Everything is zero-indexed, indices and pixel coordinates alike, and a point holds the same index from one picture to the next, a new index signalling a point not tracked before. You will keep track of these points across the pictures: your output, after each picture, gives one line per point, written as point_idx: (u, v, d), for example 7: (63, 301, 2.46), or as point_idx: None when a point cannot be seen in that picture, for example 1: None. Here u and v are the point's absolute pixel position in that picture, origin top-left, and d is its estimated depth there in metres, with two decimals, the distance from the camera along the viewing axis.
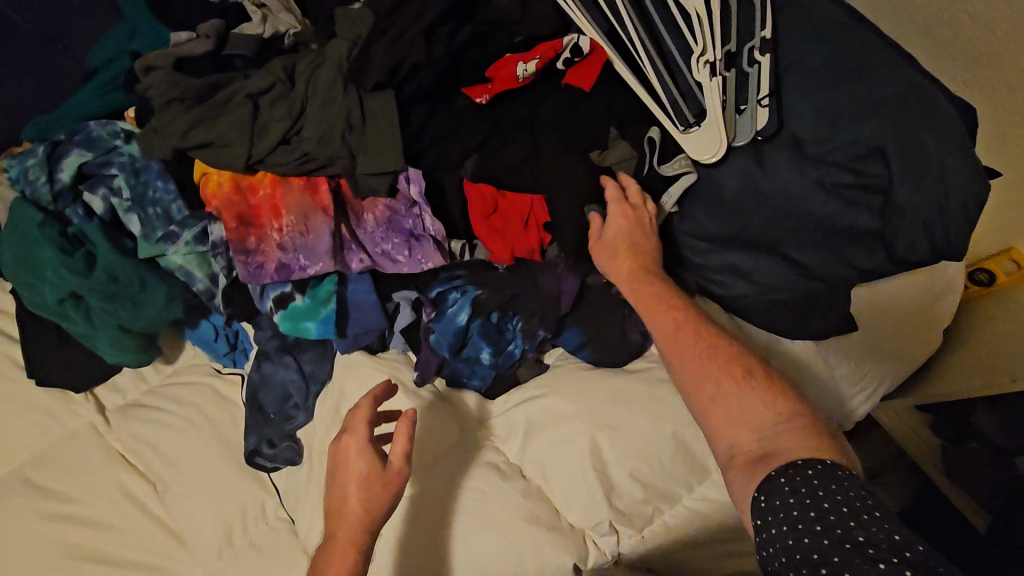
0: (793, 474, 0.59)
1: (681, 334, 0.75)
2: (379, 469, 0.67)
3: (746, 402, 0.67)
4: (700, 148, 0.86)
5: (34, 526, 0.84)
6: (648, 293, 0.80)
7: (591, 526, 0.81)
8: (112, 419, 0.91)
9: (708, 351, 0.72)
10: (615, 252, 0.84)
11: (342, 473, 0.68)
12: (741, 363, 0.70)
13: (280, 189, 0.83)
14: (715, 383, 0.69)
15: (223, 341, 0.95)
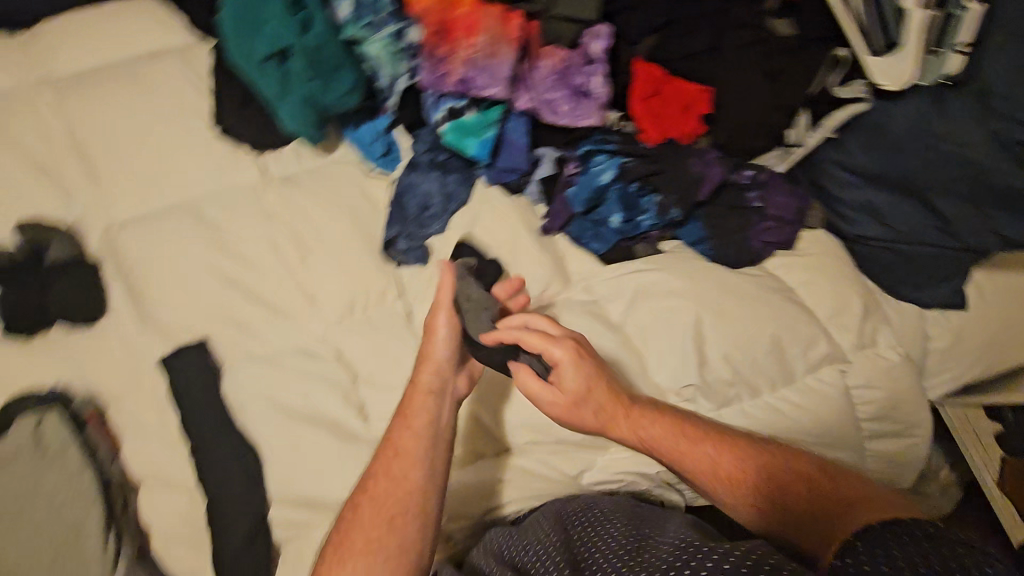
0: (883, 536, 0.55)
1: (701, 452, 0.76)
2: (454, 322, 0.80)
3: (807, 497, 0.70)
4: (884, 74, 0.86)
5: (196, 246, 0.96)
6: (657, 421, 0.78)
7: (676, 387, 0.87)
8: (272, 183, 1.02)
9: (741, 461, 0.75)
10: (579, 403, 0.78)
11: (423, 356, 0.80)
12: (751, 452, 0.75)
13: (481, 11, 0.91)
14: (752, 485, 0.73)
15: (380, 145, 1.03)
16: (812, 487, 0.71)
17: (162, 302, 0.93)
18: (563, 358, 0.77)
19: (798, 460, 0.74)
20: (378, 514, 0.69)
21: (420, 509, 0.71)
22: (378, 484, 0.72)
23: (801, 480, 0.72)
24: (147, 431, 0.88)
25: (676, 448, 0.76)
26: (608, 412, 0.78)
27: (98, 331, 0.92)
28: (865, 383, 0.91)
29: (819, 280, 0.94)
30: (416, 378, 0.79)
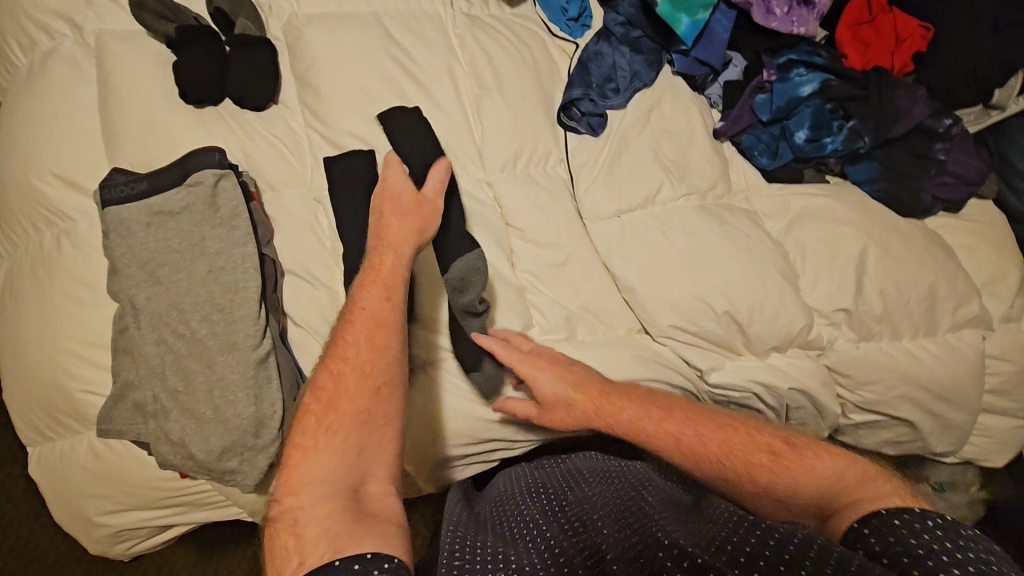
0: (884, 525, 0.53)
1: (664, 429, 0.70)
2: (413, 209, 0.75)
3: (787, 472, 0.63)
4: None
5: (375, 58, 0.93)
6: (627, 407, 0.73)
7: (826, 309, 0.87)
8: (457, 19, 0.99)
9: (702, 434, 0.68)
10: (561, 401, 0.76)
11: (384, 245, 0.72)
12: (739, 434, 0.68)
13: None
14: (756, 468, 0.64)
15: (574, 6, 1.00)
16: (785, 459, 0.64)
17: (331, 103, 0.90)
18: (540, 368, 0.77)
19: (762, 432, 0.68)
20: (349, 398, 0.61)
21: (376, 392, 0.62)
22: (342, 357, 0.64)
23: (773, 452, 0.65)
24: (300, 225, 0.87)
25: (643, 427, 0.71)
26: (581, 405, 0.75)
27: (267, 119, 0.91)
28: (1001, 354, 0.91)
29: (980, 247, 0.94)
30: (358, 298, 0.68)
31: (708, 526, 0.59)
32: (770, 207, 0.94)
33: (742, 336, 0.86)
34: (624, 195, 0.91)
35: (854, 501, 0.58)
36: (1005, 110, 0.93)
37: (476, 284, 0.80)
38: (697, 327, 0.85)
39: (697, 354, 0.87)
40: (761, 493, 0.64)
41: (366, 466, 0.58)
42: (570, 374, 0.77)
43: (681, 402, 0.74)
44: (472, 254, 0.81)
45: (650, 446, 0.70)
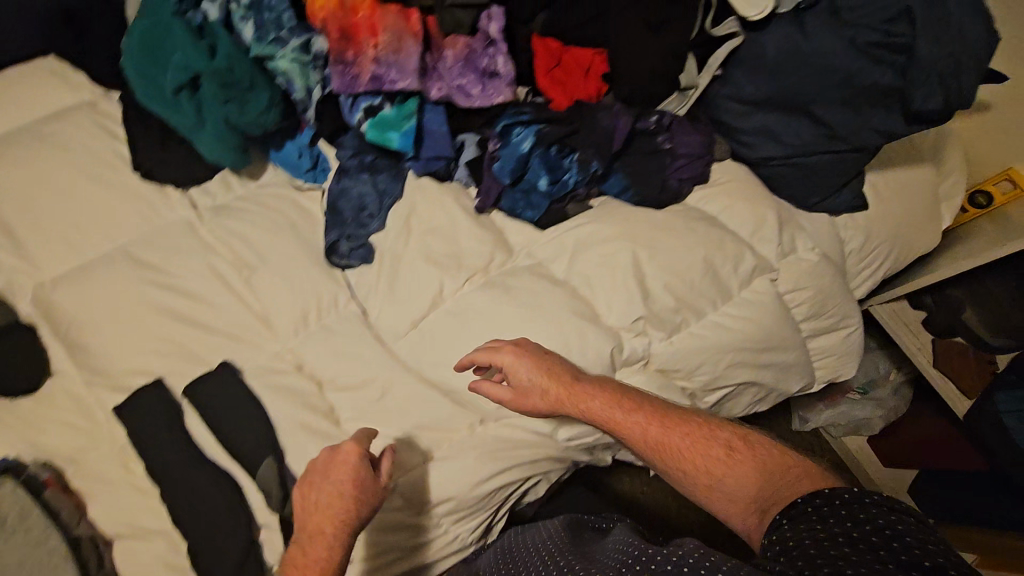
0: (802, 513, 0.63)
1: (631, 417, 0.82)
2: (353, 483, 0.74)
3: (739, 467, 0.74)
4: (745, 5, 0.95)
5: (135, 290, 0.93)
6: (598, 395, 0.83)
7: (627, 324, 0.92)
8: (205, 216, 1.02)
9: (669, 429, 0.80)
10: (533, 394, 0.85)
11: (312, 495, 0.74)
12: (716, 440, 0.78)
13: (378, 12, 0.93)
14: (710, 463, 0.76)
15: (306, 159, 1.05)
16: (736, 458, 0.75)
17: (108, 353, 0.90)
18: (513, 358, 0.85)
19: (722, 434, 0.79)
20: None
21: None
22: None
23: (730, 450, 0.76)
24: (114, 482, 0.84)
25: (610, 412, 0.82)
26: (555, 396, 0.84)
27: (46, 397, 0.88)
28: (795, 287, 0.98)
29: (736, 203, 1.02)
30: (320, 510, 0.73)
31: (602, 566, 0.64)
32: (550, 253, 1.00)
33: None
34: (413, 306, 0.94)
35: (779, 500, 0.69)
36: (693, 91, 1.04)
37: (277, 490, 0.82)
38: None
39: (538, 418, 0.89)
40: (708, 487, 0.75)
41: None
42: (551, 368, 0.85)
43: (652, 400, 0.84)
44: (265, 464, 0.83)
45: (616, 429, 0.82)
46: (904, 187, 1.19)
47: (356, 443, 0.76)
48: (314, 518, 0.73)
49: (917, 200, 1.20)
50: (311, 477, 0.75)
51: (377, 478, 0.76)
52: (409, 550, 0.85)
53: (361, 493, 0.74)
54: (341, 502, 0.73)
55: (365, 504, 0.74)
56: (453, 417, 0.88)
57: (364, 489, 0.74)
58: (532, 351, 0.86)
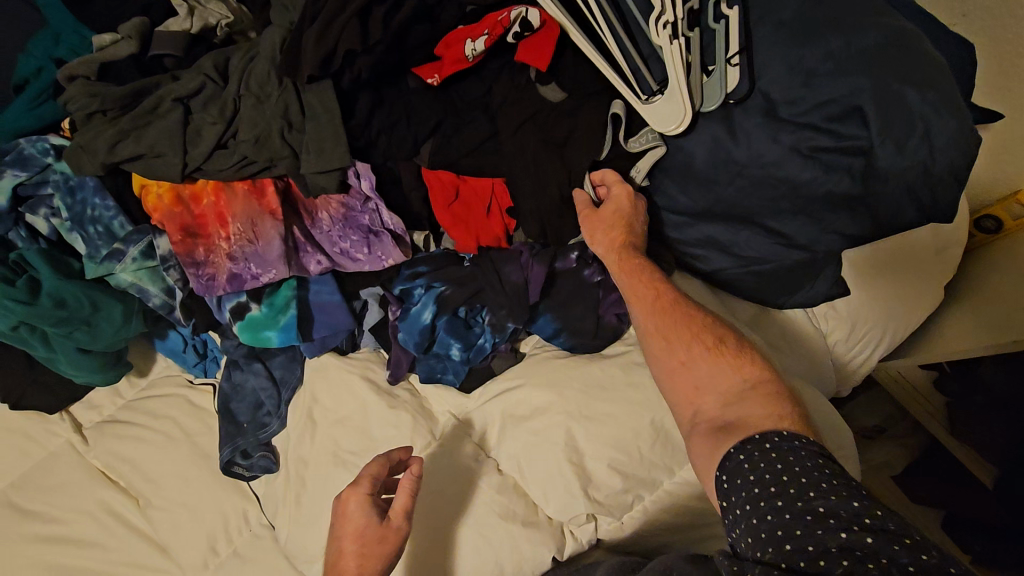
0: (737, 465, 0.59)
1: (656, 293, 0.76)
2: (363, 535, 0.68)
3: (724, 382, 0.68)
4: (663, 118, 0.79)
5: (20, 548, 0.84)
6: (635, 273, 0.78)
7: (569, 518, 0.79)
8: (90, 438, 0.91)
9: (670, 313, 0.74)
10: (611, 226, 0.80)
11: (338, 522, 0.70)
12: (715, 333, 0.72)
13: (224, 196, 0.79)
14: (706, 351, 0.71)
15: (191, 351, 0.93)
16: (722, 355, 0.70)
17: None
18: (616, 196, 0.80)
19: (729, 346, 0.71)
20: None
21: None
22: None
23: (736, 362, 0.70)
24: None
25: (647, 293, 0.76)
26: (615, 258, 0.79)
27: None
28: None
29: None
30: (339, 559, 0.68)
31: None
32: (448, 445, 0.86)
33: None
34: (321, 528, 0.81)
35: (737, 428, 0.63)
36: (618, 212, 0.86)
37: None
38: None
39: None
40: (680, 375, 0.71)
41: None
42: (631, 221, 0.80)
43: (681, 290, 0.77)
44: None
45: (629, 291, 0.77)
46: (891, 256, 0.99)
47: (365, 478, 0.71)
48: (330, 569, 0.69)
49: (909, 265, 1.01)
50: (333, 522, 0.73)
51: (387, 520, 0.69)
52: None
53: (367, 543, 0.68)
54: (348, 554, 0.68)
55: (377, 558, 0.68)
56: None
57: (375, 539, 0.68)
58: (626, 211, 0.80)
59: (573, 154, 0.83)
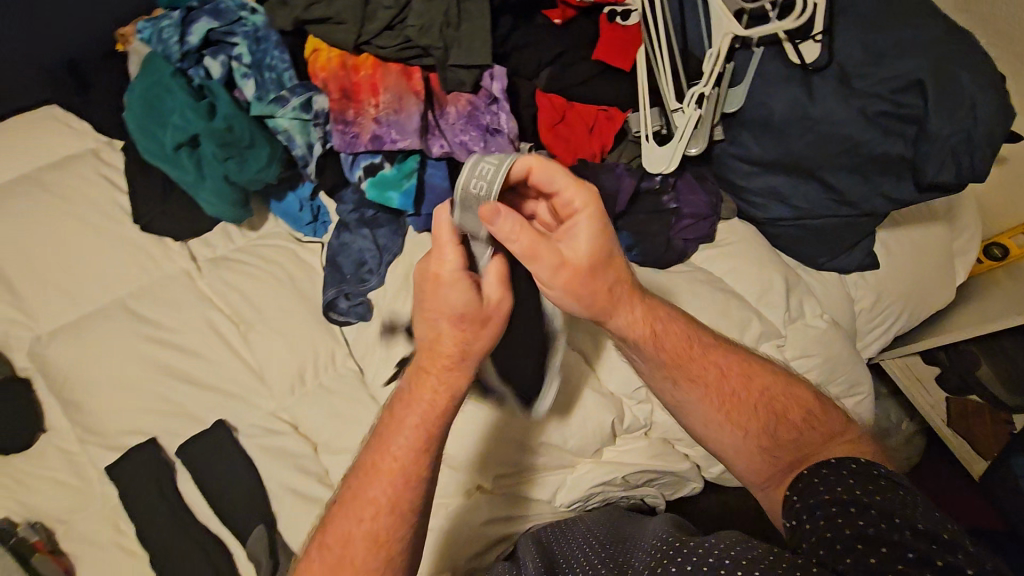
0: (818, 475, 0.64)
1: (684, 353, 0.72)
2: (462, 322, 0.63)
3: (798, 434, 0.70)
4: (657, 161, 1.01)
5: (132, 344, 0.93)
6: (676, 331, 0.73)
7: (628, 392, 0.91)
8: (204, 268, 1.01)
9: (724, 374, 0.73)
10: (562, 266, 0.62)
11: (429, 305, 0.63)
12: (770, 401, 0.72)
13: (380, 71, 0.94)
14: (760, 417, 0.71)
15: (307, 212, 1.05)
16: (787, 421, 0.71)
17: (101, 411, 0.89)
18: (584, 222, 0.61)
19: (776, 384, 0.74)
20: (376, 495, 0.63)
21: (409, 475, 0.63)
22: (386, 456, 0.64)
23: (808, 417, 0.72)
24: (102, 549, 0.83)
25: (702, 355, 0.73)
26: (611, 285, 0.66)
27: (36, 458, 0.87)
28: (803, 353, 0.96)
29: (741, 271, 1.00)
30: (436, 340, 0.64)
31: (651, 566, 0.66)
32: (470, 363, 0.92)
33: (564, 455, 0.89)
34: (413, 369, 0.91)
35: (806, 464, 0.68)
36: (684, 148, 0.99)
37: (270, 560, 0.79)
38: (517, 466, 0.87)
39: (537, 485, 0.89)
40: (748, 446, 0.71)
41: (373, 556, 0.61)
42: (598, 270, 0.64)
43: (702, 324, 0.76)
44: (256, 532, 0.82)
45: (685, 366, 0.72)
46: (915, 245, 1.15)
47: (454, 262, 0.62)
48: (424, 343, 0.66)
49: (930, 258, 1.17)
50: (418, 294, 0.65)
51: (484, 297, 0.63)
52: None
53: (471, 327, 0.63)
54: (445, 332, 0.63)
55: (482, 341, 0.64)
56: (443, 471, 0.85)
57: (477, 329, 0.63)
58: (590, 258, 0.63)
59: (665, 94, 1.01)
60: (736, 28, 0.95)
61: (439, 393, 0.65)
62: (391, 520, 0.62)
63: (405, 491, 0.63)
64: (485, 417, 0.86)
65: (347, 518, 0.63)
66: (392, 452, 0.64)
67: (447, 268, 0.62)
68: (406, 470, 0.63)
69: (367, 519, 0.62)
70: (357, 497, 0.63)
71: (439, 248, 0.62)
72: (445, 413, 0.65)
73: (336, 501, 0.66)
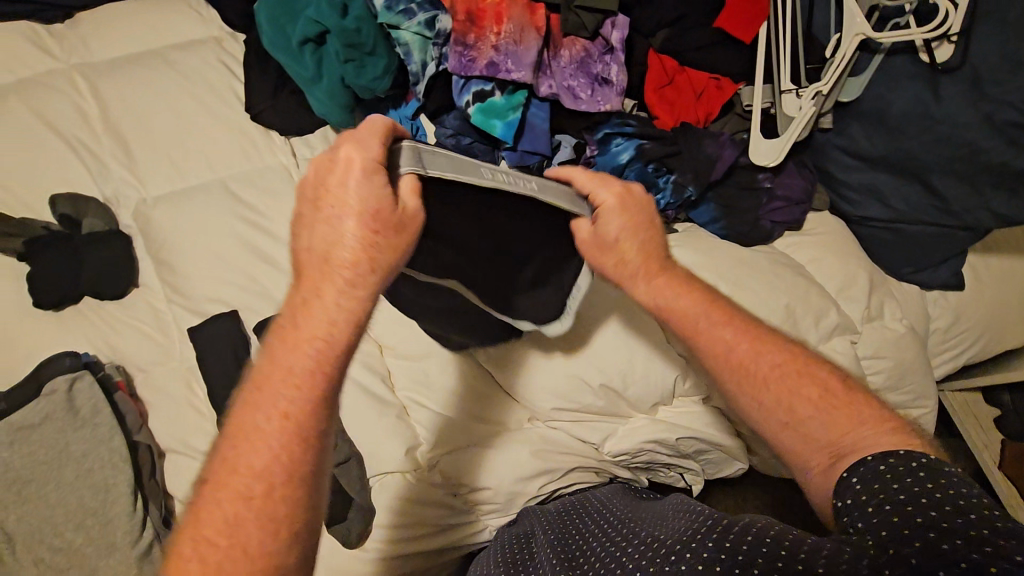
0: (871, 472, 0.51)
1: (720, 331, 0.65)
2: (367, 228, 0.50)
3: (823, 412, 0.58)
4: (765, 153, 1.00)
5: (226, 221, 0.97)
6: (692, 295, 0.67)
7: None
8: (302, 165, 1.05)
9: (742, 333, 0.64)
10: (602, 247, 0.66)
11: (322, 211, 0.50)
12: (813, 378, 0.60)
13: (506, 1, 0.96)
14: (797, 392, 0.60)
15: (405, 130, 1.04)
16: (832, 401, 0.58)
17: (190, 276, 0.94)
18: (610, 194, 0.65)
19: (779, 356, 0.62)
20: (240, 464, 0.46)
21: (280, 422, 0.47)
22: (247, 422, 0.48)
23: (822, 394, 0.59)
24: (173, 402, 0.88)
25: (704, 312, 0.66)
26: (639, 266, 0.67)
27: (127, 307, 0.93)
28: (874, 354, 0.95)
29: (825, 261, 0.99)
30: (330, 249, 0.50)
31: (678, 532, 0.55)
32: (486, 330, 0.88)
33: (619, 403, 0.87)
34: None
35: (854, 453, 0.54)
36: (792, 137, 0.97)
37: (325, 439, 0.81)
38: (578, 404, 0.87)
39: (586, 428, 0.88)
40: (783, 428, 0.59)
41: (253, 517, 0.45)
42: (645, 233, 0.67)
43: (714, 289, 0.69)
44: None
45: (695, 339, 0.65)
46: (1006, 275, 1.10)
47: (375, 154, 0.49)
48: (307, 264, 0.52)
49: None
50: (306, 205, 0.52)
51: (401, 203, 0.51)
52: (419, 538, 0.81)
53: (384, 238, 0.51)
54: (344, 241, 0.50)
55: (395, 253, 0.51)
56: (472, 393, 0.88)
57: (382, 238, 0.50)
58: (633, 205, 0.66)
59: (777, 72, 0.99)
60: (867, 31, 0.91)
61: (323, 317, 0.50)
62: (268, 493, 0.46)
63: (284, 445, 0.47)
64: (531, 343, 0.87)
65: (202, 503, 0.46)
66: (259, 416, 0.48)
67: (339, 162, 0.49)
68: (296, 429, 0.47)
69: (231, 495, 0.46)
70: (218, 478, 0.47)
71: (356, 136, 0.49)
72: (336, 343, 0.50)
73: (190, 500, 0.48)
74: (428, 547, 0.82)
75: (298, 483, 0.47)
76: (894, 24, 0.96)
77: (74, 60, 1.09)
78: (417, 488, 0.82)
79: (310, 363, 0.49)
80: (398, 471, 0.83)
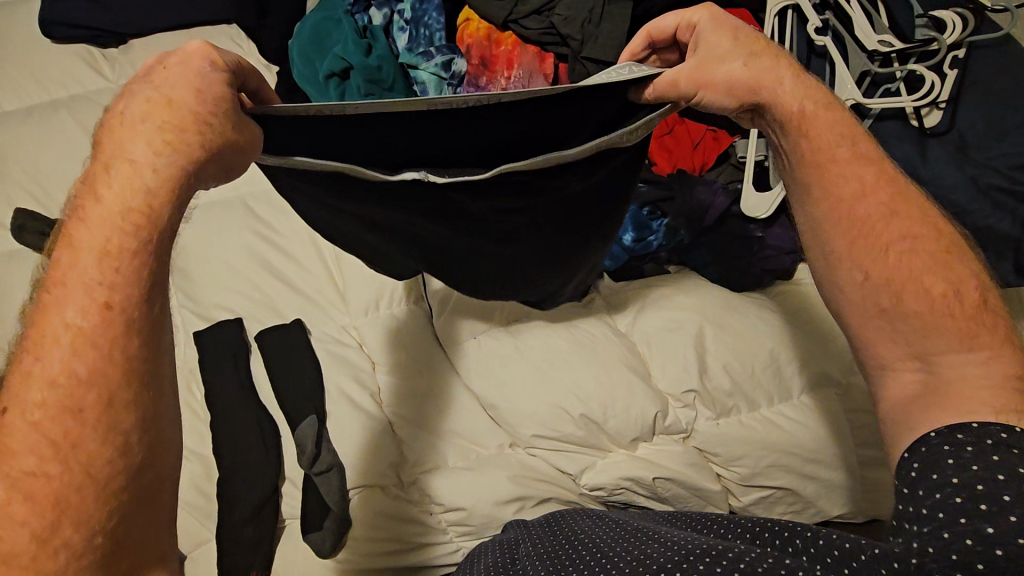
0: (933, 454, 0.48)
1: (855, 175, 0.60)
2: (172, 110, 0.41)
3: (942, 323, 0.54)
4: (755, 204, 1.03)
5: (245, 237, 1.04)
6: (831, 120, 0.61)
7: (677, 392, 0.91)
8: None
9: (902, 199, 0.58)
10: (717, 62, 0.62)
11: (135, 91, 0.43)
12: (946, 278, 0.55)
13: (518, 49, 1.04)
14: (916, 281, 0.55)
15: None
16: (954, 303, 0.54)
17: (206, 283, 1.01)
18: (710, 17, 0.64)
19: (930, 244, 0.56)
20: (52, 374, 0.38)
21: (96, 313, 0.38)
22: (49, 325, 0.39)
23: (950, 295, 0.54)
24: None
25: (835, 150, 0.60)
26: (764, 71, 0.61)
27: None
28: (860, 408, 0.93)
29: (806, 310, 0.98)
30: (119, 130, 0.42)
31: (661, 550, 0.54)
32: (463, 346, 0.94)
33: (609, 434, 0.89)
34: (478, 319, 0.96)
35: (938, 408, 0.51)
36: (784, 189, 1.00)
37: (309, 443, 0.86)
38: (558, 433, 0.88)
39: (565, 459, 0.89)
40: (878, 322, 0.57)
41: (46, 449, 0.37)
42: (762, 54, 0.62)
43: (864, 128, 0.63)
44: (306, 422, 0.88)
45: (823, 172, 0.61)
46: None
47: (205, 52, 0.43)
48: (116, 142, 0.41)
49: None
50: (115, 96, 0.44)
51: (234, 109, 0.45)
52: (385, 551, 0.84)
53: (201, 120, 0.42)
54: (148, 115, 0.41)
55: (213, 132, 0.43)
56: (460, 420, 0.91)
57: (186, 142, 0.41)
58: (748, 33, 0.63)
59: None
60: (858, 97, 0.97)
61: (134, 178, 0.40)
62: (100, 408, 0.38)
63: (105, 336, 0.38)
64: (515, 372, 0.91)
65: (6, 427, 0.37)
66: (69, 311, 0.38)
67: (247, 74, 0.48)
68: (89, 339, 0.38)
69: (48, 412, 0.37)
70: (15, 392, 0.38)
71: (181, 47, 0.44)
72: (153, 213, 0.41)
73: None
74: (380, 563, 0.84)
75: (135, 383, 0.39)
76: (885, 89, 1.01)
77: (122, 81, 1.19)
78: (361, 504, 0.86)
79: (121, 238, 0.39)
80: (377, 484, 0.86)
